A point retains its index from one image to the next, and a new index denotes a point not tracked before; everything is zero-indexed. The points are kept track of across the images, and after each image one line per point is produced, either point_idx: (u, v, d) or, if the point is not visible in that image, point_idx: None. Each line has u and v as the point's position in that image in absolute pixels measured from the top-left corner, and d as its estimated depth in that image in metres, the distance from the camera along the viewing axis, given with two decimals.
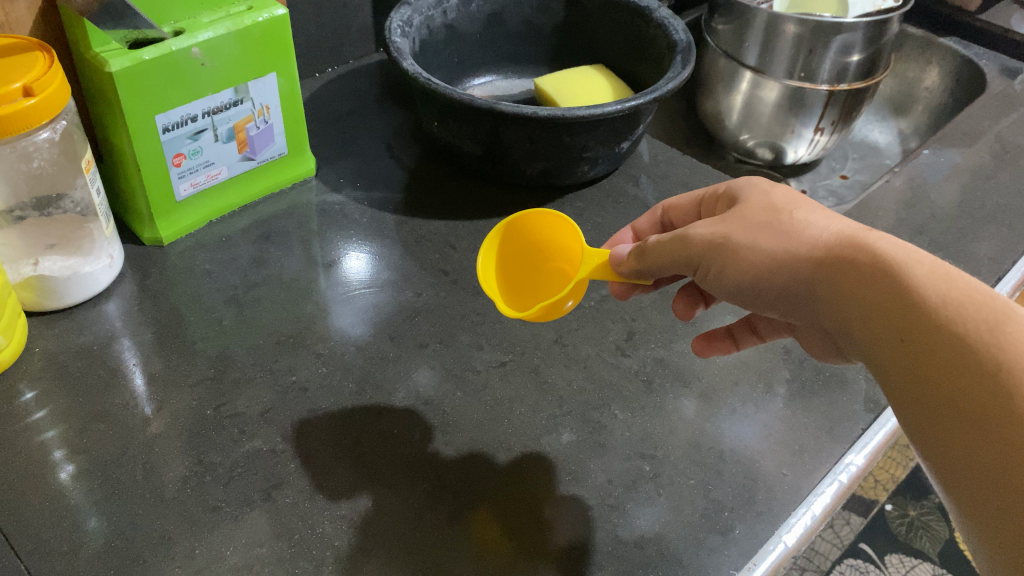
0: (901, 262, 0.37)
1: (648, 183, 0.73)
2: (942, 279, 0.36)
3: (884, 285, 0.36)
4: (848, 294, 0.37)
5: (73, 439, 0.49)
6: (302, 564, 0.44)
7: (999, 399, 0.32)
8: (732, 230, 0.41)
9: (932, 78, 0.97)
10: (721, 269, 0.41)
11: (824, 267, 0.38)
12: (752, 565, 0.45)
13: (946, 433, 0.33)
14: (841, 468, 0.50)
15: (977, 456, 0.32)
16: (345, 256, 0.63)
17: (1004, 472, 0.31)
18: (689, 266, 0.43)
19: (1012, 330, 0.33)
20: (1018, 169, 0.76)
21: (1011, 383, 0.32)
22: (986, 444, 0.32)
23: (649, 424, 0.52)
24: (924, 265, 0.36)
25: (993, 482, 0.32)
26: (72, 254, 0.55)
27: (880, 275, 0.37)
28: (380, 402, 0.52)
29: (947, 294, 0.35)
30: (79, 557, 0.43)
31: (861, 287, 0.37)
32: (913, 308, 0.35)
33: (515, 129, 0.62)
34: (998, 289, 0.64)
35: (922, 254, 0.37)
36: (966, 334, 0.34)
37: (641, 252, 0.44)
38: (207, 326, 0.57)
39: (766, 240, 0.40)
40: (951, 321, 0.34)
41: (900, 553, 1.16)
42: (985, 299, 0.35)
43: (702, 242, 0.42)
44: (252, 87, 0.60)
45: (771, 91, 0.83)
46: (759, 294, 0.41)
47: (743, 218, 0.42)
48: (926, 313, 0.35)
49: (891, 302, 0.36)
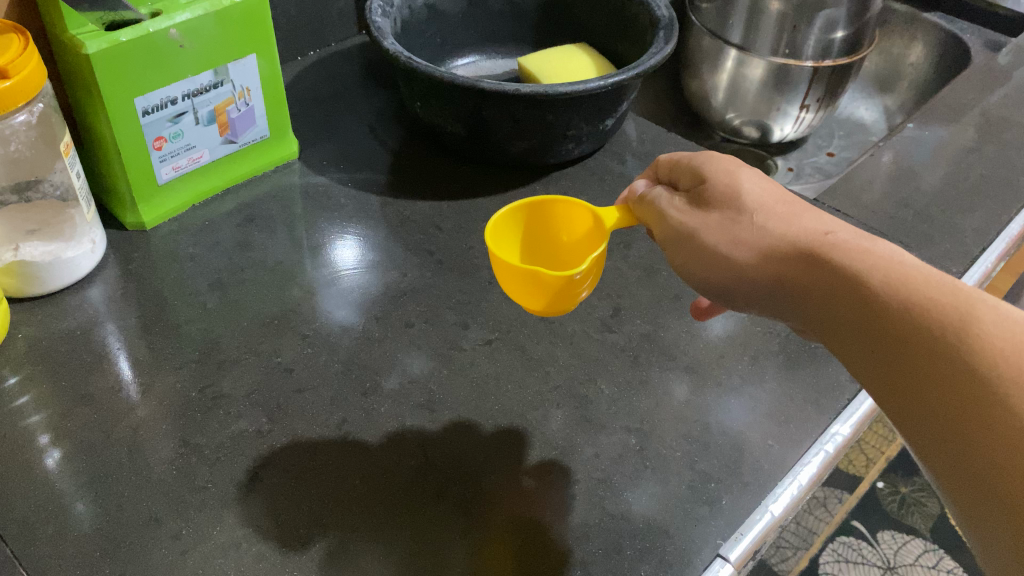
0: (860, 268, 0.36)
1: (634, 160, 0.73)
2: (904, 280, 0.35)
3: (850, 292, 0.36)
4: (816, 304, 0.37)
5: (57, 424, 0.48)
6: (290, 543, 0.44)
7: (971, 405, 0.31)
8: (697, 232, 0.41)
9: (917, 53, 0.97)
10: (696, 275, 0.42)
11: (786, 278, 0.38)
12: (739, 535, 0.45)
13: (926, 441, 0.32)
14: (827, 438, 0.50)
15: (953, 467, 0.31)
16: (330, 239, 0.63)
17: (983, 481, 0.30)
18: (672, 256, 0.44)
19: (978, 329, 0.32)
20: (1003, 141, 0.76)
21: (981, 386, 0.31)
22: (965, 453, 0.31)
23: (635, 399, 0.52)
24: (883, 267, 0.36)
25: (975, 491, 0.30)
26: (54, 240, 0.55)
27: (843, 284, 0.36)
28: (366, 381, 0.52)
29: (907, 298, 0.34)
30: (65, 541, 0.43)
31: (827, 295, 0.37)
32: (875, 318, 0.35)
33: (498, 107, 0.62)
34: (983, 259, 0.64)
35: (887, 255, 0.36)
36: (933, 338, 0.33)
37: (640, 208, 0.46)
38: (192, 309, 0.56)
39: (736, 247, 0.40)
40: (912, 328, 0.33)
41: (892, 530, 1.18)
42: (951, 297, 0.34)
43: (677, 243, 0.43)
44: (232, 69, 0.60)
45: (756, 69, 0.83)
46: (740, 298, 0.41)
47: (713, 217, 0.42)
48: (889, 323, 0.34)
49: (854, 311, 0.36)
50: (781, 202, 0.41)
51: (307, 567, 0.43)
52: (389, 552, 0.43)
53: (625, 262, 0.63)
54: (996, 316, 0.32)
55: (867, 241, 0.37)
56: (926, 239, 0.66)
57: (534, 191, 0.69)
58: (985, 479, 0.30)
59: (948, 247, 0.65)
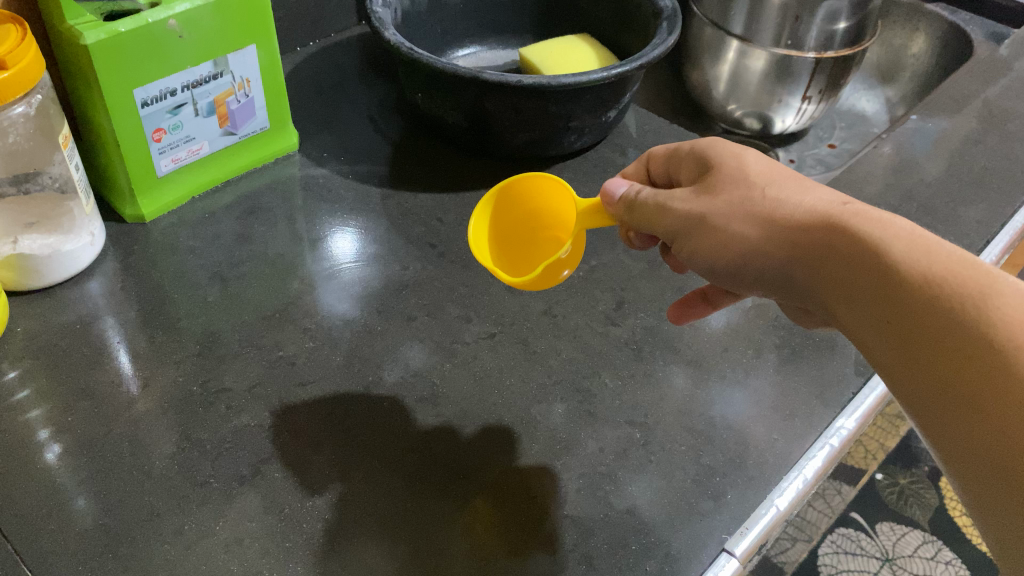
0: (879, 239, 0.35)
1: (636, 152, 0.72)
2: (921, 254, 0.34)
3: (867, 264, 0.35)
4: (828, 275, 0.37)
5: (57, 418, 0.48)
6: (293, 538, 0.43)
7: (992, 380, 0.30)
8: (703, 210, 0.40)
9: (919, 45, 0.97)
10: (699, 254, 0.41)
11: (798, 248, 0.38)
12: (744, 529, 0.45)
13: (940, 415, 0.32)
14: (832, 432, 0.50)
15: (970, 441, 0.31)
16: (330, 232, 0.62)
17: (1004, 459, 0.30)
18: (667, 236, 0.43)
19: (998, 304, 0.32)
20: (1006, 133, 0.76)
21: (1004, 361, 0.30)
22: (985, 428, 0.30)
23: (639, 392, 0.52)
24: (903, 239, 0.35)
25: (994, 467, 0.30)
26: (53, 233, 0.54)
27: (860, 255, 0.36)
28: (368, 374, 0.52)
29: (926, 271, 0.34)
30: (66, 536, 0.43)
31: (843, 265, 0.36)
32: (895, 287, 0.34)
33: (500, 98, 0.61)
34: (987, 252, 0.64)
35: (902, 226, 0.36)
36: (953, 311, 0.32)
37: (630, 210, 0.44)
38: (192, 302, 0.56)
39: (742, 224, 0.39)
40: (931, 299, 0.33)
41: (891, 521, 1.18)
42: (968, 271, 0.33)
43: (682, 223, 0.41)
44: (232, 60, 0.59)
45: (758, 60, 0.82)
46: (743, 273, 0.41)
47: (716, 193, 0.41)
48: (906, 294, 0.34)
49: (870, 280, 0.35)
50: (788, 177, 0.41)
51: (310, 562, 0.42)
52: (393, 548, 0.43)
53: (628, 255, 0.62)
54: (1016, 291, 0.32)
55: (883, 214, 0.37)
56: (930, 232, 0.65)
57: None
58: (1010, 454, 0.29)
59: (951, 240, 0.65)
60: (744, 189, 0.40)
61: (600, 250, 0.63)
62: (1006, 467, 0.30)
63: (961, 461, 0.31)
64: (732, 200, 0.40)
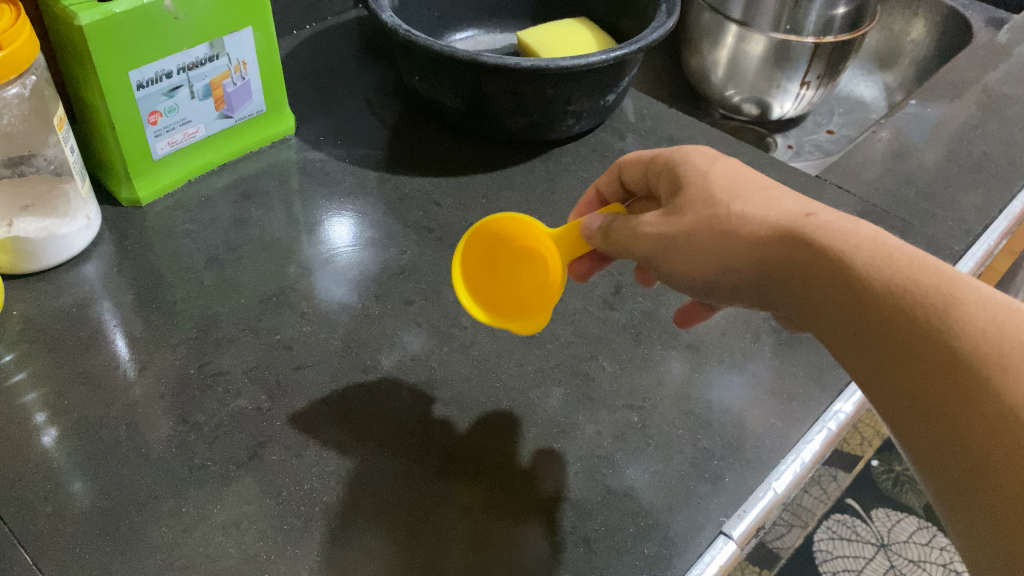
0: (841, 249, 0.35)
1: (634, 137, 0.72)
2: (883, 262, 0.34)
3: (831, 274, 0.35)
4: (797, 286, 0.37)
5: (54, 402, 0.48)
6: (290, 520, 0.43)
7: (956, 390, 0.30)
8: (672, 230, 0.41)
9: (919, 30, 0.96)
10: (672, 269, 0.41)
11: (765, 262, 0.38)
12: (741, 512, 0.45)
13: (911, 427, 0.32)
14: (830, 416, 0.50)
15: (939, 451, 0.31)
16: (327, 218, 0.62)
17: (971, 469, 0.30)
18: (643, 258, 0.43)
19: (962, 310, 0.32)
20: (1005, 118, 0.76)
21: (968, 371, 0.30)
22: (952, 438, 0.30)
23: (637, 376, 0.52)
24: (866, 249, 0.35)
25: (961, 478, 0.30)
26: (49, 216, 0.54)
27: (824, 265, 0.35)
28: (366, 358, 0.52)
29: (887, 279, 0.34)
30: (64, 519, 0.42)
31: (809, 275, 0.36)
32: (859, 297, 0.34)
33: (498, 82, 0.61)
34: (986, 237, 0.63)
35: (866, 232, 0.36)
36: (914, 320, 0.32)
37: (606, 235, 0.44)
38: (189, 286, 0.56)
39: (710, 241, 0.39)
40: (893, 307, 0.33)
41: (887, 507, 1.19)
42: (930, 276, 0.33)
43: (653, 239, 0.41)
44: (228, 42, 0.59)
45: (757, 45, 0.82)
46: (720, 289, 0.41)
47: (685, 211, 0.41)
48: (869, 303, 0.34)
49: (836, 290, 0.35)
50: (751, 185, 0.40)
51: (308, 545, 0.42)
52: (391, 531, 0.43)
53: None
54: (978, 297, 0.32)
55: (848, 221, 0.37)
56: (928, 217, 0.65)
57: (534, 167, 0.68)
58: (973, 463, 0.29)
59: (950, 225, 0.64)
60: (709, 203, 0.40)
61: None
62: (974, 479, 0.29)
63: (929, 469, 0.31)
64: (698, 219, 0.40)
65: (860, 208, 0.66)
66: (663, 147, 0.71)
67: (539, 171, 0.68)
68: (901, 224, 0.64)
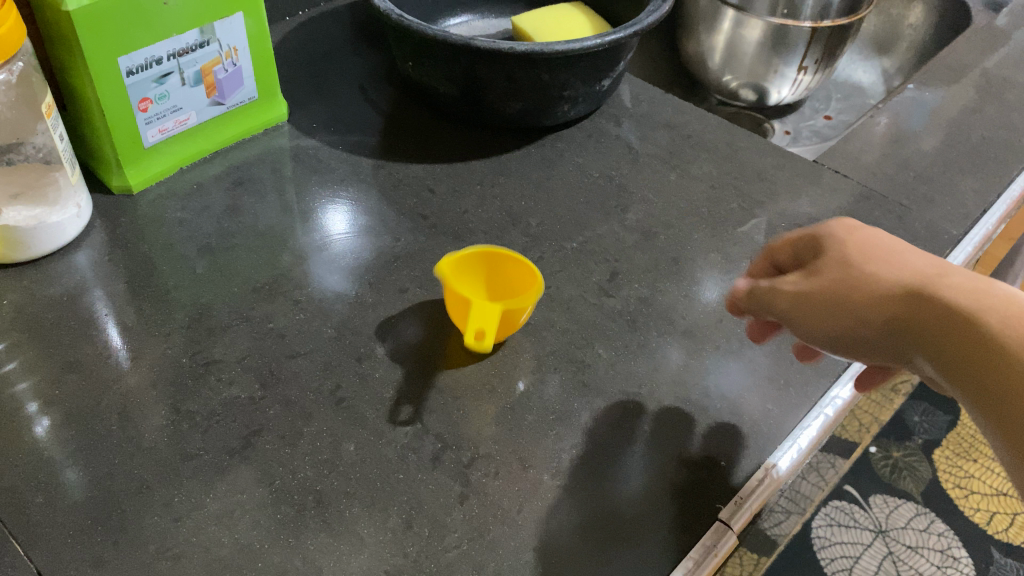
0: (984, 313, 0.36)
1: (630, 123, 0.71)
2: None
3: (975, 337, 0.36)
4: (933, 348, 0.37)
5: (45, 391, 0.47)
6: (284, 509, 0.43)
7: None
8: (811, 289, 0.41)
9: (917, 14, 0.96)
10: (805, 328, 0.41)
11: (903, 321, 0.38)
12: (738, 499, 0.45)
13: None
14: (827, 401, 0.50)
15: None
16: (321, 205, 0.62)
17: None
18: (778, 317, 0.43)
19: None
20: (1004, 102, 0.75)
21: None
22: None
23: (633, 363, 0.51)
24: (1008, 312, 0.35)
25: None
26: (38, 205, 0.53)
27: (965, 329, 0.36)
28: (360, 346, 0.51)
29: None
30: (55, 509, 0.42)
31: (949, 337, 0.37)
32: (1000, 361, 0.34)
33: (492, 68, 0.60)
34: (984, 221, 0.63)
35: (1006, 299, 0.36)
36: None
37: (748, 294, 0.44)
38: (181, 274, 0.55)
39: (848, 301, 0.39)
40: None
41: (884, 493, 1.21)
42: None
43: (789, 297, 0.42)
44: (219, 28, 0.58)
45: (753, 30, 0.81)
46: (855, 349, 0.41)
47: (825, 271, 0.41)
48: (1010, 367, 0.34)
49: (976, 355, 0.35)
50: (889, 249, 0.41)
51: (302, 534, 0.42)
52: (385, 519, 0.43)
53: (622, 226, 0.61)
54: None
55: (984, 285, 0.37)
56: (926, 202, 0.65)
57: (529, 154, 0.68)
58: None
59: (949, 209, 0.64)
60: (845, 265, 0.40)
61: (595, 221, 0.62)
62: None
63: None
64: (836, 280, 0.40)
65: (857, 192, 0.65)
66: (660, 133, 0.71)
67: (534, 157, 0.67)
68: (899, 209, 0.64)
